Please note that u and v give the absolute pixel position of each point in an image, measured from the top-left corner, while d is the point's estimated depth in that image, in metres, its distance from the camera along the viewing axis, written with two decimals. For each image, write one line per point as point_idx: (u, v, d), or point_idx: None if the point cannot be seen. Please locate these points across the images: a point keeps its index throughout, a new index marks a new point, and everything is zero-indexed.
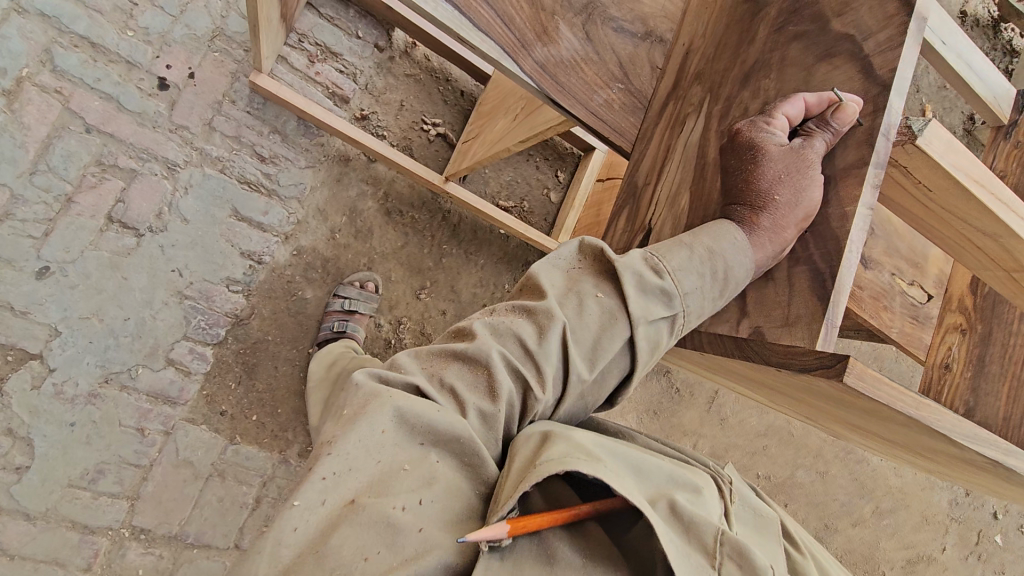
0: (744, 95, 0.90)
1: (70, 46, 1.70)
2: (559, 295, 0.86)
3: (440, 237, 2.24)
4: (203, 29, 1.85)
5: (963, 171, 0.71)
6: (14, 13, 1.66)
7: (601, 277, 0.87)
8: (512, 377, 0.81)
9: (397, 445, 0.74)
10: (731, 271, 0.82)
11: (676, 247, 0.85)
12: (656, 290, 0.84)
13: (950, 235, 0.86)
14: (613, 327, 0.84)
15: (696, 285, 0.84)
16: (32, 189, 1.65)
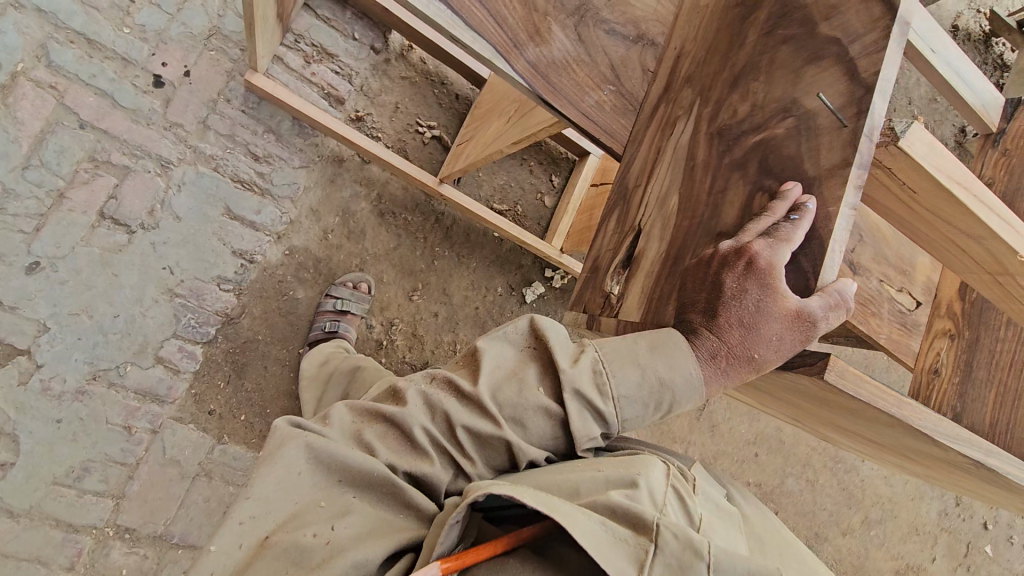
0: (733, 97, 0.89)
1: (65, 42, 1.70)
2: (496, 378, 0.82)
3: (433, 240, 2.24)
4: (199, 27, 1.86)
5: (944, 173, 0.72)
6: (10, 8, 1.66)
7: (543, 365, 0.83)
8: (438, 455, 0.80)
9: (315, 485, 0.76)
10: (675, 401, 0.82)
11: (628, 368, 0.81)
12: (597, 397, 0.81)
13: (936, 238, 0.87)
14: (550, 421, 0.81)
15: (637, 403, 0.82)
16: (24, 184, 1.65)
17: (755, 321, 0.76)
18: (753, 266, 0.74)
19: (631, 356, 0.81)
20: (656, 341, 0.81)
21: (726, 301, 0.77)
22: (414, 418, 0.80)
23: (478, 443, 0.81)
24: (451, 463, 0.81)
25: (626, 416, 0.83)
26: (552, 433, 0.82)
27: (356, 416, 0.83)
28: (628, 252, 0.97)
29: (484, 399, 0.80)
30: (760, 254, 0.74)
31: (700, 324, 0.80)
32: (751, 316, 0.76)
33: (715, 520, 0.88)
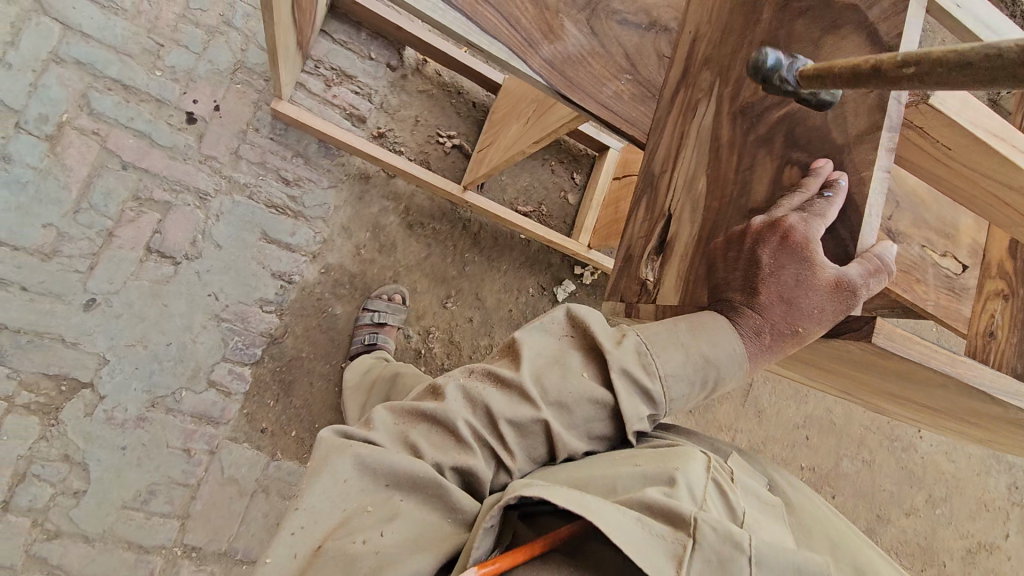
0: (754, 74, 0.89)
1: (104, 89, 1.80)
2: (542, 365, 0.84)
3: (462, 246, 2.28)
4: (225, 63, 1.94)
5: (981, 128, 0.68)
6: (52, 63, 1.75)
7: (587, 353, 0.85)
8: (482, 449, 0.81)
9: (360, 490, 0.78)
10: (721, 378, 0.83)
11: (671, 349, 0.82)
12: (647, 379, 0.82)
13: (977, 194, 0.84)
14: (599, 407, 0.83)
15: (683, 383, 0.83)
16: (76, 226, 1.74)
17: (796, 293, 0.75)
18: (788, 240, 0.74)
19: (674, 337, 0.82)
20: (698, 320, 0.83)
21: (763, 275, 0.77)
22: (459, 411, 0.82)
23: (523, 433, 0.82)
24: (499, 462, 0.82)
25: (672, 396, 0.83)
26: (600, 416, 0.84)
27: (401, 413, 0.85)
28: (659, 238, 0.98)
29: (532, 387, 0.82)
30: (795, 226, 0.73)
31: (739, 300, 0.80)
32: (791, 288, 0.75)
33: (758, 514, 0.85)
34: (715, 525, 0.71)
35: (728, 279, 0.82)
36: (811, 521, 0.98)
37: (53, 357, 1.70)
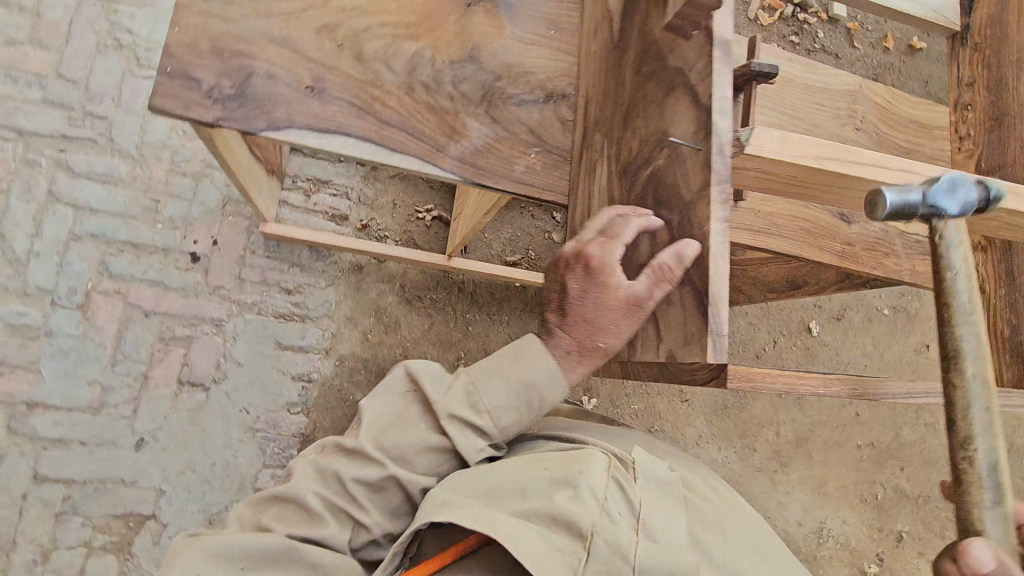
0: (628, 136, 0.97)
1: (117, 251, 2.03)
2: (382, 425, 1.07)
3: (462, 308, 2.40)
4: (214, 200, 2.14)
5: (811, 155, 0.73)
6: (71, 241, 1.99)
7: (422, 405, 1.07)
8: (335, 510, 1.02)
9: (220, 575, 0.93)
10: (545, 398, 1.02)
11: (495, 383, 1.03)
12: (474, 415, 1.04)
13: (848, 199, 0.89)
14: (438, 450, 1.04)
15: (510, 411, 1.03)
16: (116, 377, 1.96)
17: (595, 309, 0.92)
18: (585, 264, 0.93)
19: (497, 371, 1.03)
20: (517, 353, 1.03)
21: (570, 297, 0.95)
22: (353, 470, 1.02)
23: (383, 485, 1.03)
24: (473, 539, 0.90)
25: (502, 424, 1.04)
26: (440, 456, 1.05)
27: (305, 477, 1.04)
28: None
29: (376, 445, 1.04)
30: (591, 253, 0.93)
31: (553, 323, 0.99)
32: (588, 305, 0.93)
33: (659, 498, 0.99)
34: (609, 534, 0.88)
35: (549, 306, 1.01)
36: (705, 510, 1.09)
37: (118, 498, 1.90)
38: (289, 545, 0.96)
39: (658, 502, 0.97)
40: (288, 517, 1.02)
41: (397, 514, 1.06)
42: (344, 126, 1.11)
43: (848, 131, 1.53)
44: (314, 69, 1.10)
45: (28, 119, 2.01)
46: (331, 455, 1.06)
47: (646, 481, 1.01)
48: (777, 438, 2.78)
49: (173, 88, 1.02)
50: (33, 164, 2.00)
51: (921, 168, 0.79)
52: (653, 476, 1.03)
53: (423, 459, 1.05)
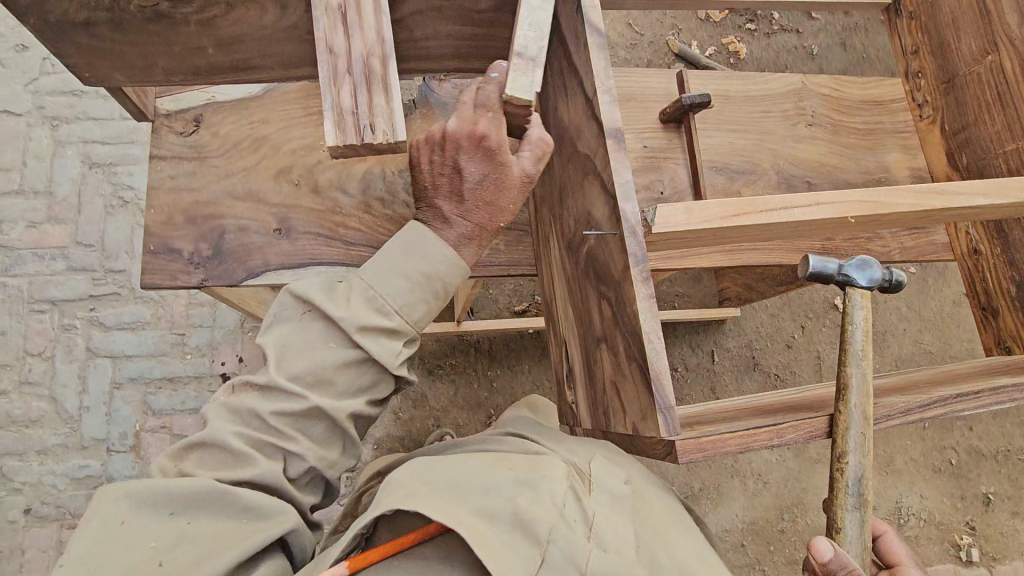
0: (565, 213, 1.02)
1: (156, 389, 2.17)
2: (288, 353, 0.90)
3: (482, 367, 2.47)
4: (232, 321, 2.22)
5: (714, 217, 0.78)
6: (114, 390, 2.15)
7: (326, 322, 0.91)
8: (260, 448, 0.88)
9: (143, 526, 0.81)
10: (448, 285, 0.97)
11: (396, 278, 0.94)
12: (383, 318, 0.92)
13: (780, 235, 0.91)
14: (355, 370, 0.91)
15: (420, 304, 0.95)
16: None
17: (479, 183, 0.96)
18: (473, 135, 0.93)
19: (399, 268, 0.94)
20: (411, 244, 0.96)
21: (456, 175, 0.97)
22: (266, 404, 0.88)
23: (305, 416, 0.89)
24: None
25: (416, 318, 0.95)
26: (360, 373, 0.91)
27: (222, 420, 0.90)
28: (569, 368, 1.09)
29: (288, 374, 0.88)
30: (483, 126, 0.93)
31: (445, 209, 0.98)
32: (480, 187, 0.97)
33: (619, 513, 0.75)
34: (566, 546, 0.69)
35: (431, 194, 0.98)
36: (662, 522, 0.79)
37: None
38: (214, 489, 0.83)
39: (621, 515, 0.75)
40: (216, 464, 0.88)
41: (328, 443, 0.92)
42: (316, 256, 1.20)
43: (802, 128, 1.54)
44: (278, 212, 1.20)
45: (58, 288, 2.19)
46: (235, 397, 0.91)
47: (604, 493, 0.76)
48: None
49: (159, 263, 1.14)
50: (69, 327, 2.17)
51: (834, 195, 0.83)
52: (614, 486, 0.77)
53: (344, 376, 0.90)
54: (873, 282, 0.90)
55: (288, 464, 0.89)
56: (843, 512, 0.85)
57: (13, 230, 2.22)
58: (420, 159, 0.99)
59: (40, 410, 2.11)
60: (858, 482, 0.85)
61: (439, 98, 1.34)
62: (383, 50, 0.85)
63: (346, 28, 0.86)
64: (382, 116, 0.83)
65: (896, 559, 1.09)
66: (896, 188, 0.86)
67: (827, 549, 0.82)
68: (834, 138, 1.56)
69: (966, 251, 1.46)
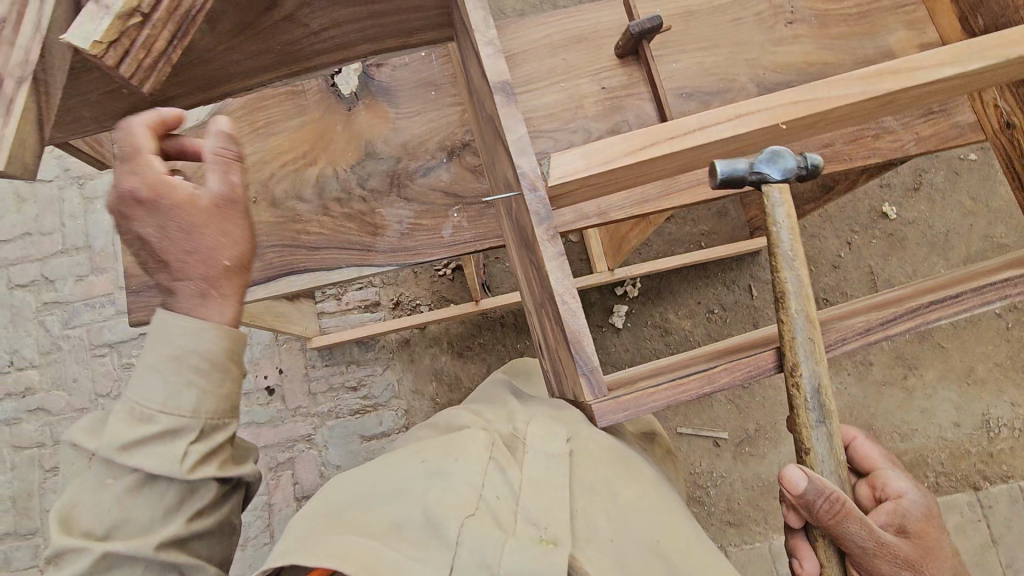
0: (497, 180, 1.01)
1: None
2: (80, 495, 0.83)
3: (510, 341, 2.47)
4: (267, 336, 2.42)
5: (622, 153, 0.73)
6: None
7: (96, 458, 0.85)
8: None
9: None
10: (203, 357, 0.88)
11: (151, 381, 0.86)
12: (150, 424, 0.84)
13: (710, 157, 0.86)
14: (147, 480, 0.84)
15: (184, 393, 0.87)
16: (248, 512, 2.28)
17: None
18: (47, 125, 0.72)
19: (157, 368, 0.86)
20: (162, 335, 0.87)
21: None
22: (76, 547, 0.79)
23: (111, 555, 0.81)
24: None
25: (187, 409, 0.87)
26: (156, 485, 0.85)
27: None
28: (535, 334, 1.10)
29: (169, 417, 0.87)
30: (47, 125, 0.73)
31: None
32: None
33: (541, 488, 0.82)
34: (475, 541, 0.76)
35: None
36: (610, 472, 0.87)
37: None
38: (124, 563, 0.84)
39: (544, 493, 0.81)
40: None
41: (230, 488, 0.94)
42: (286, 268, 1.22)
43: (781, 29, 1.38)
44: None
45: (110, 332, 2.36)
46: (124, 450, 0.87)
47: (535, 456, 0.84)
48: (892, 343, 2.49)
49: (143, 301, 1.20)
50: (127, 366, 2.33)
51: (764, 102, 0.76)
52: (552, 447, 0.85)
53: (190, 402, 0.87)
54: (789, 173, 0.83)
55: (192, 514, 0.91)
56: (807, 430, 0.84)
57: (63, 286, 2.38)
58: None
59: None
60: (818, 395, 0.82)
61: (379, 84, 1.29)
62: (22, 70, 0.67)
63: None
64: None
65: (869, 462, 1.06)
66: (843, 78, 0.77)
67: (799, 477, 0.83)
68: (823, 31, 1.38)
69: (998, 126, 1.26)
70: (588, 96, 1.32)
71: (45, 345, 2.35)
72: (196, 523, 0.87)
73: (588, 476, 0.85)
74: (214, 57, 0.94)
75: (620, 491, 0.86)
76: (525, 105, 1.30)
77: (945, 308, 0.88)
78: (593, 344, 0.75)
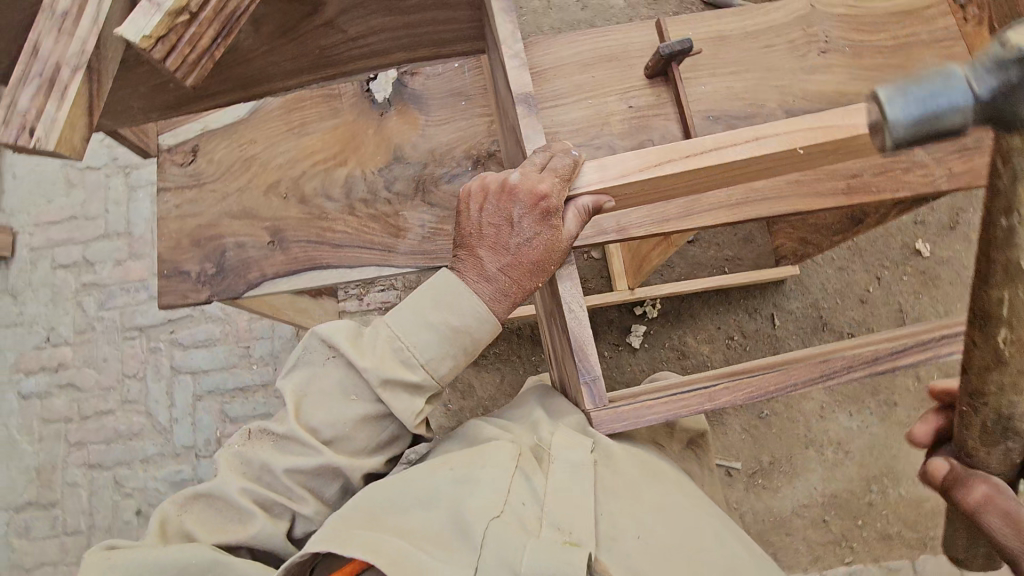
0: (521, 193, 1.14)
1: (232, 399, 2.35)
2: (326, 401, 0.92)
3: (525, 353, 2.47)
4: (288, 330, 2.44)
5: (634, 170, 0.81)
6: (197, 401, 2.36)
7: (354, 375, 0.92)
8: (259, 510, 0.91)
9: None
10: (474, 337, 0.94)
11: (422, 328, 0.92)
12: (411, 373, 0.92)
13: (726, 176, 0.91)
14: (378, 421, 0.94)
15: (446, 361, 0.93)
16: None
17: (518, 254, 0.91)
18: (91, 101, 0.73)
19: (423, 318, 0.92)
20: (446, 293, 0.92)
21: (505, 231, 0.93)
22: (279, 465, 0.91)
23: (319, 476, 0.93)
24: None
25: (442, 373, 0.94)
26: (383, 426, 0.95)
27: (231, 469, 0.94)
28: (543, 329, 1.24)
29: (306, 425, 0.92)
30: (94, 99, 0.73)
31: (482, 262, 0.92)
32: (514, 265, 0.91)
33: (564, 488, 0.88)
34: (502, 543, 0.83)
35: (469, 245, 0.94)
36: (631, 478, 0.93)
37: None
38: (213, 562, 0.86)
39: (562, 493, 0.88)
40: (211, 522, 0.93)
41: (337, 503, 0.97)
42: (309, 263, 1.26)
43: (814, 57, 1.37)
44: (271, 226, 1.27)
45: (142, 316, 2.44)
46: (244, 445, 0.95)
47: (560, 463, 0.89)
48: (919, 384, 2.41)
49: (171, 285, 1.25)
50: (154, 350, 2.41)
51: (779, 130, 0.82)
52: (575, 455, 0.90)
53: (446, 371, 0.94)
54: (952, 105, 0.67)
55: (296, 524, 0.94)
56: None
57: (101, 269, 2.48)
58: (461, 211, 0.96)
59: (140, 424, 2.36)
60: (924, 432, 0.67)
61: (412, 92, 1.34)
62: (78, 58, 0.70)
63: (54, 30, 0.70)
64: (44, 126, 0.69)
65: None
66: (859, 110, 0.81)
67: None
68: (855, 62, 1.37)
69: None
70: (615, 114, 1.33)
71: (80, 324, 2.44)
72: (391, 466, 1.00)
73: (612, 480, 0.92)
74: (255, 57, 1.00)
75: (643, 492, 0.93)
76: (553, 119, 1.33)
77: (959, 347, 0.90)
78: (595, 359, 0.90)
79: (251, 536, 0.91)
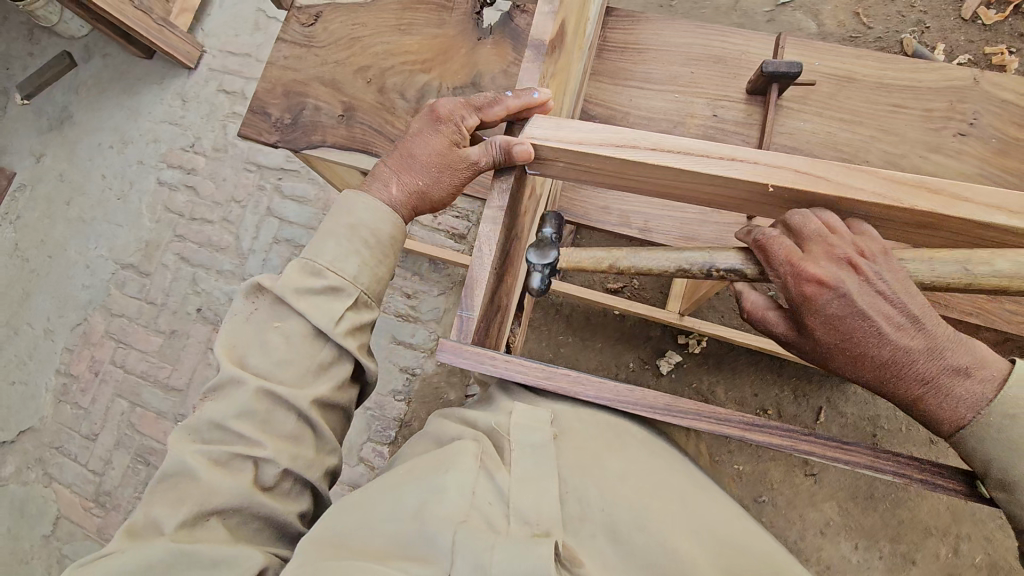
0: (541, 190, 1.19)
1: (299, 253, 2.63)
2: (247, 337, 0.95)
3: (556, 329, 2.48)
4: None
5: (600, 142, 0.81)
6: (274, 244, 2.68)
7: (274, 305, 0.97)
8: (217, 468, 0.87)
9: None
10: (377, 233, 1.01)
11: (329, 244, 0.99)
12: (318, 280, 0.97)
13: (710, 201, 0.87)
14: (307, 338, 0.95)
15: (352, 261, 0.99)
16: None
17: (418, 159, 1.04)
18: None
19: (334, 238, 0.99)
20: (345, 211, 1.02)
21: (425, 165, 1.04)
22: (229, 410, 0.90)
23: (264, 401, 0.91)
24: None
25: (350, 273, 0.99)
26: (319, 342, 0.96)
27: (183, 442, 0.90)
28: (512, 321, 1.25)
29: (242, 362, 0.93)
30: None
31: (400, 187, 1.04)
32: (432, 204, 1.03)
33: (536, 475, 0.82)
34: (472, 551, 0.72)
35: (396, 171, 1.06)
36: (593, 445, 0.89)
37: None
38: (175, 554, 0.80)
39: (533, 480, 0.81)
40: (171, 502, 0.85)
41: (296, 438, 0.93)
42: (362, 146, 1.37)
43: (947, 136, 1.19)
44: (347, 102, 1.40)
45: (265, 156, 2.79)
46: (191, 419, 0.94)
47: (522, 451, 0.85)
48: (955, 557, 2.07)
49: (254, 121, 1.44)
50: (261, 187, 2.76)
51: (767, 157, 0.76)
52: (537, 439, 0.86)
53: (354, 271, 0.99)
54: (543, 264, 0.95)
55: (260, 471, 0.89)
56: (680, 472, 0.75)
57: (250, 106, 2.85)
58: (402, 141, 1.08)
59: (227, 241, 2.74)
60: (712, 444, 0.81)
61: (514, 28, 1.37)
62: None
63: None
64: None
65: None
66: (869, 175, 0.74)
67: None
68: (993, 159, 1.17)
69: None
70: (695, 117, 1.27)
71: (219, 143, 2.86)
72: (339, 393, 0.99)
73: (579, 453, 0.87)
74: None
75: (609, 458, 0.87)
76: (632, 100, 1.30)
77: (823, 454, 0.79)
78: (480, 298, 0.89)
79: (211, 492, 0.85)
